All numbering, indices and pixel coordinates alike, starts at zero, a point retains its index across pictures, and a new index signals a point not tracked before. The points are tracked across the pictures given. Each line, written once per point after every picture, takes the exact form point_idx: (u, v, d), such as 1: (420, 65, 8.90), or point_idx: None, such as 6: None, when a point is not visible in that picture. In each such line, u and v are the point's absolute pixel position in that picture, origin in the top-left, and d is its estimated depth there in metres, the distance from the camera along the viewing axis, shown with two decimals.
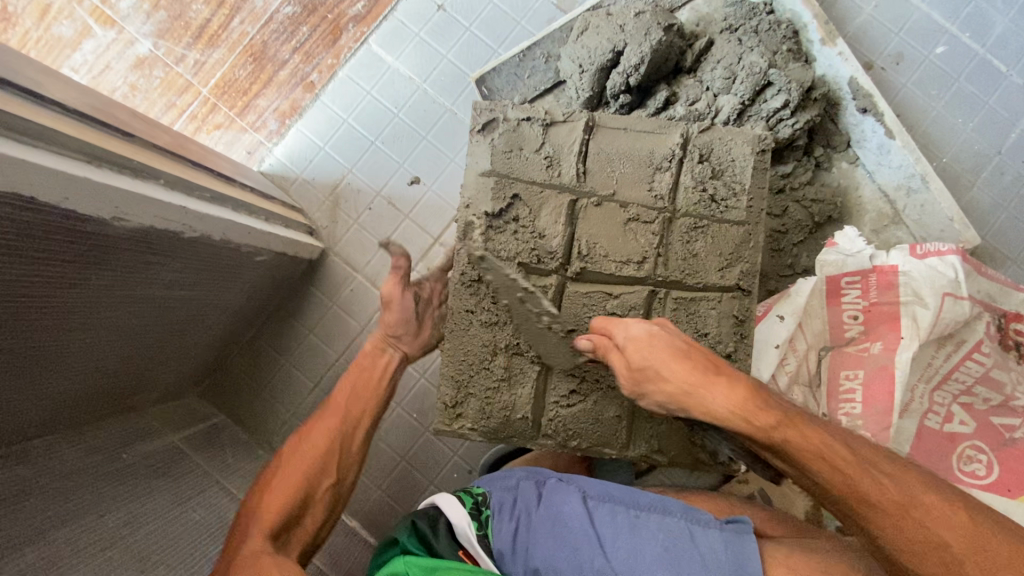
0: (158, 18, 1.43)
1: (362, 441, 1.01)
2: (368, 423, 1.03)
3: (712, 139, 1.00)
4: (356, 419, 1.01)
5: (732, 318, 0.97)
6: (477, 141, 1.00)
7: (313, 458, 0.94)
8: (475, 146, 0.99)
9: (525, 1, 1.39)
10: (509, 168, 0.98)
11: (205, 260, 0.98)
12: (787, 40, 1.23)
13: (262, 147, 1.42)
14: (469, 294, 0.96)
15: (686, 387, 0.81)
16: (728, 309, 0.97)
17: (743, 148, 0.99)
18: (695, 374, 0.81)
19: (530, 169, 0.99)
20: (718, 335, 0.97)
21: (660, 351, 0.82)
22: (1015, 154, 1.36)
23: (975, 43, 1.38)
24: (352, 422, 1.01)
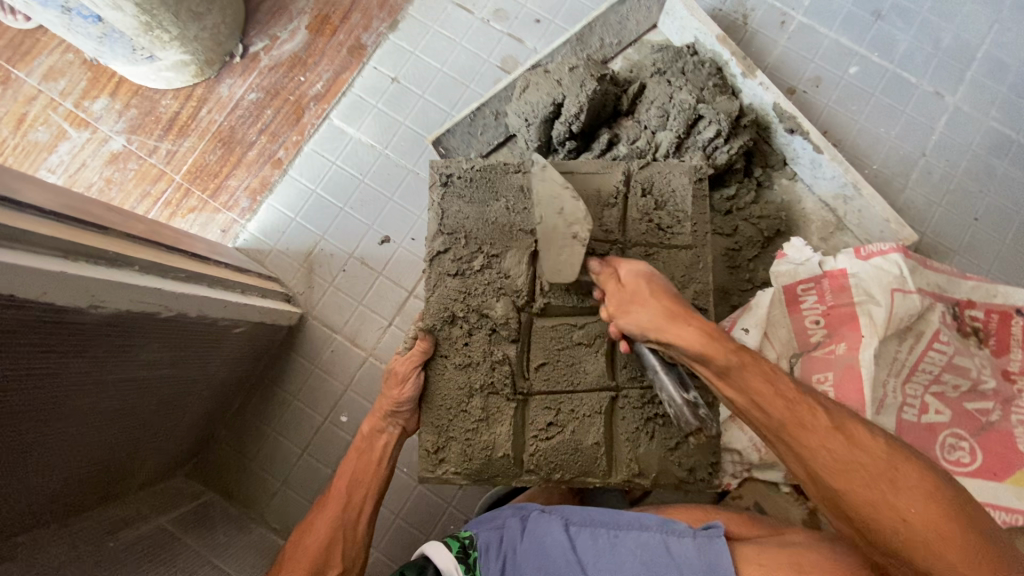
0: (129, 115, 1.52)
1: (368, 525, 1.03)
2: (371, 504, 1.04)
3: (652, 174, 1.07)
4: (358, 506, 1.03)
5: None
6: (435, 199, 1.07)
7: (316, 554, 0.96)
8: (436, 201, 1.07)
9: (472, 66, 1.51)
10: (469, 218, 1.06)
11: (182, 338, 1.01)
12: (712, 77, 1.35)
13: (236, 225, 1.48)
14: (444, 340, 1.02)
15: (659, 309, 0.88)
16: None
17: (681, 178, 1.07)
18: (669, 310, 0.88)
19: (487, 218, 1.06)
20: None
21: (637, 285, 0.92)
22: (937, 155, 1.48)
23: (884, 60, 1.52)
24: (354, 509, 1.03)
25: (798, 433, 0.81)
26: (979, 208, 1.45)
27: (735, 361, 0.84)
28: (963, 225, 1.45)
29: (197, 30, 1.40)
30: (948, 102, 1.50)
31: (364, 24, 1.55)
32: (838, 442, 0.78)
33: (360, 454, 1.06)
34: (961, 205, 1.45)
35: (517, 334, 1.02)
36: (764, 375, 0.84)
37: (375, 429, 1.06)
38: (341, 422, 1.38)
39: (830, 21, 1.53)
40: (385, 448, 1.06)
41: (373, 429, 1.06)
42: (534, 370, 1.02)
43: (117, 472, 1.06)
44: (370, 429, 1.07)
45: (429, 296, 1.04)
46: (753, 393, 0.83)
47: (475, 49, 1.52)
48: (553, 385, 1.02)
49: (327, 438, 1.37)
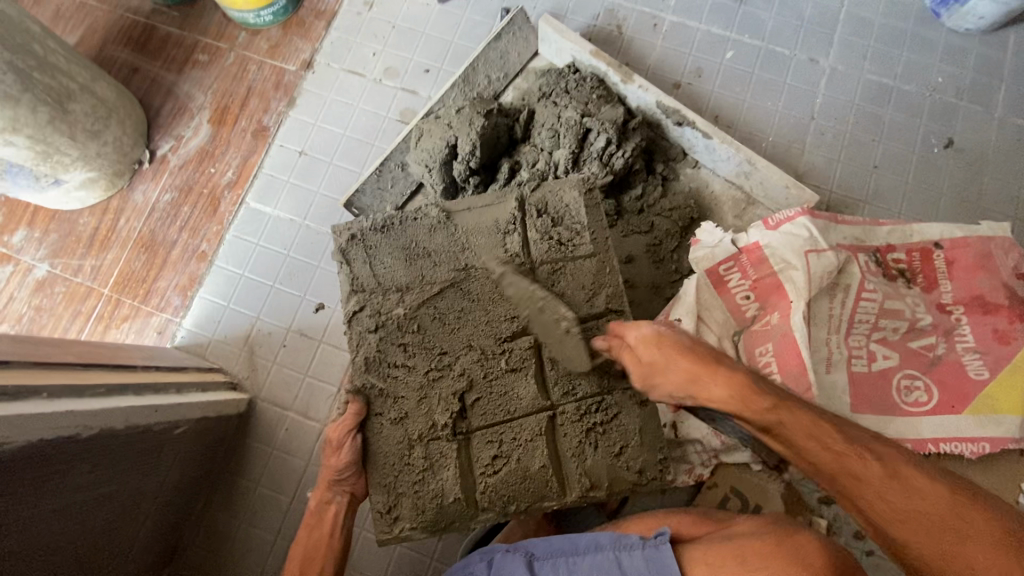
0: (50, 240, 1.54)
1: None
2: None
3: (544, 194, 1.10)
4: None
5: None
6: (342, 261, 1.09)
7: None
8: (343, 264, 1.09)
9: (372, 125, 1.56)
10: (378, 274, 1.08)
11: (115, 452, 1.01)
12: (594, 89, 1.40)
13: (172, 324, 1.48)
14: (375, 397, 1.03)
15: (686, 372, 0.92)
16: (609, 333, 1.04)
17: (572, 193, 1.10)
18: (694, 366, 0.92)
19: (396, 270, 1.08)
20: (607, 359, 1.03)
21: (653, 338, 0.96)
22: (826, 116, 1.55)
23: (756, 40, 1.60)
24: None
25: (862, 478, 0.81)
26: (877, 156, 1.52)
27: (771, 419, 0.87)
28: (866, 175, 1.51)
29: (98, 147, 1.44)
30: (824, 66, 1.58)
31: (263, 107, 1.60)
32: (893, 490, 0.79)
33: (311, 529, 1.08)
34: (859, 157, 1.52)
35: (446, 375, 1.03)
36: (808, 431, 0.86)
37: (322, 502, 1.06)
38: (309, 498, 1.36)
39: (698, 15, 1.62)
40: (335, 519, 1.07)
41: (321, 501, 1.07)
42: (468, 407, 1.03)
43: None
44: (318, 503, 1.07)
45: (353, 357, 1.05)
46: (802, 450, 0.86)
47: (373, 108, 1.57)
48: (492, 417, 1.02)
49: (298, 519, 1.35)
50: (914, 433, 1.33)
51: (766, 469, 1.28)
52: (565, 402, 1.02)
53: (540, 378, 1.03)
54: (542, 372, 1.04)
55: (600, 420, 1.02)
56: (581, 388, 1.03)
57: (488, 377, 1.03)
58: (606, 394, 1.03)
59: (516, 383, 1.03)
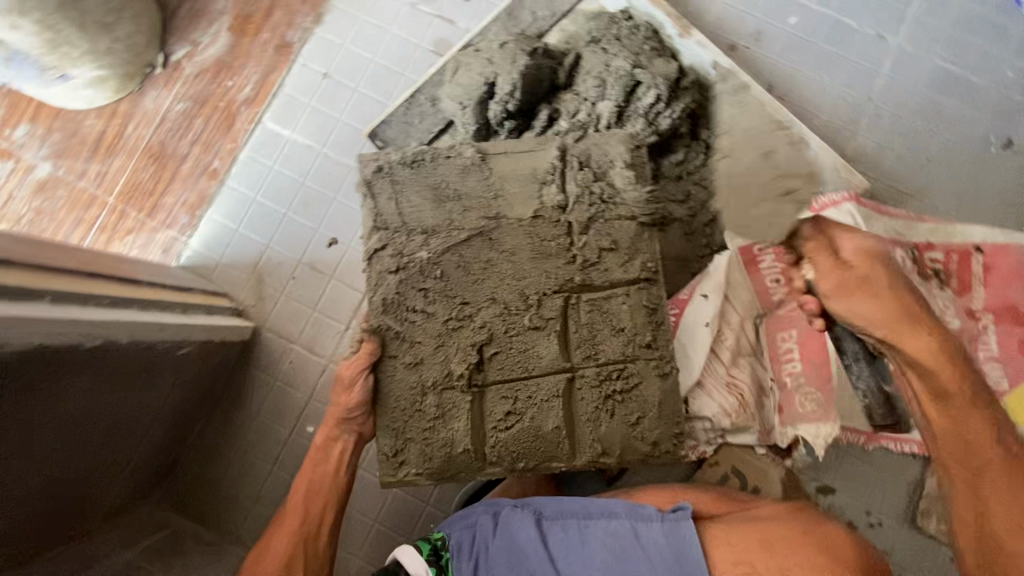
0: (53, 139, 1.45)
1: (329, 540, 1.05)
2: (332, 514, 1.06)
3: (588, 146, 1.03)
4: (317, 518, 1.05)
5: (644, 309, 1.00)
6: (367, 193, 1.03)
7: (275, 569, 1.00)
8: (368, 197, 1.02)
9: (403, 52, 1.45)
10: (404, 212, 1.02)
11: (117, 364, 0.97)
12: (648, 40, 1.30)
13: (177, 242, 1.42)
14: (391, 339, 1.00)
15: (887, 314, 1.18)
16: (639, 301, 1.00)
17: (618, 148, 1.03)
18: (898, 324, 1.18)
19: (424, 209, 1.02)
20: (634, 327, 0.99)
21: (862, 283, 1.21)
22: (885, 99, 1.46)
23: (824, 7, 1.49)
24: (313, 521, 1.04)
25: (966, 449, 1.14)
26: (930, 149, 1.44)
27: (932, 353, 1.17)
28: (916, 167, 1.43)
29: (109, 42, 1.33)
30: (891, 44, 1.48)
31: (288, 20, 1.48)
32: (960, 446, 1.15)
33: (317, 464, 1.07)
34: (912, 147, 1.44)
35: (468, 325, 1.00)
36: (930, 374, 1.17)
37: (329, 438, 1.05)
38: (308, 432, 1.35)
39: None
40: (341, 456, 1.06)
41: (328, 438, 1.06)
42: (486, 360, 1.00)
43: (71, 508, 1.02)
44: (325, 439, 1.06)
45: (371, 297, 1.01)
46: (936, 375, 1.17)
47: (406, 35, 1.46)
48: (509, 372, 1.00)
49: (295, 451, 1.34)
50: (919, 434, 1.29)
51: (769, 453, 1.27)
52: (586, 365, 0.99)
53: (563, 338, 1.00)
54: (566, 332, 1.00)
55: (620, 388, 0.99)
56: (605, 354, 0.99)
57: (510, 332, 1.00)
58: (629, 362, 0.99)
59: (537, 341, 0.99)
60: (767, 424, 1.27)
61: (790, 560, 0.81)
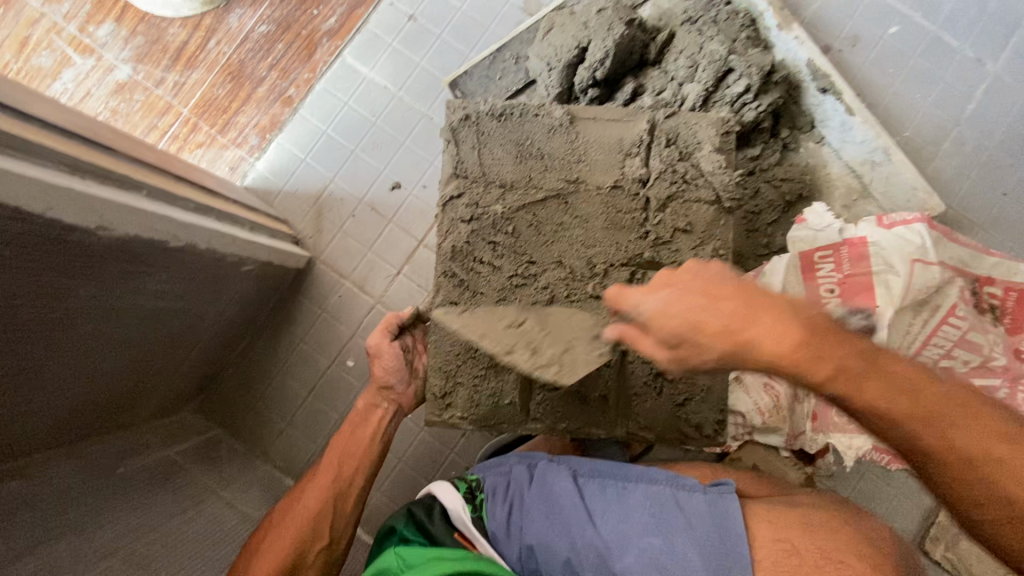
0: (135, 43, 1.46)
1: (357, 501, 1.04)
2: (362, 480, 1.06)
3: (677, 124, 1.03)
4: (348, 479, 1.04)
5: None
6: (450, 138, 1.03)
7: (305, 521, 0.98)
8: (451, 144, 1.03)
9: (493, 6, 1.44)
10: (485, 163, 1.03)
11: (190, 268, 1.00)
12: (745, 28, 1.28)
13: (244, 163, 1.45)
14: (454, 285, 1.01)
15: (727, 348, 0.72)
16: None
17: (708, 130, 1.02)
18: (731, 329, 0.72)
19: (505, 163, 1.02)
20: None
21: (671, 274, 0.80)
22: (972, 125, 1.42)
23: (926, 21, 1.44)
24: (345, 480, 1.04)
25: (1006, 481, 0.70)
26: (1009, 183, 1.41)
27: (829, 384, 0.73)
28: (991, 200, 1.40)
29: None
30: (989, 70, 1.43)
31: None
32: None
33: (354, 429, 1.10)
34: (991, 179, 1.41)
35: (532, 283, 1.01)
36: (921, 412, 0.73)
37: (370, 404, 1.10)
38: (347, 366, 1.38)
39: None
40: (380, 423, 1.09)
41: (369, 403, 1.10)
42: None
43: (125, 399, 1.06)
44: (366, 404, 1.11)
45: (441, 242, 1.02)
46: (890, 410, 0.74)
47: None
48: None
49: (332, 382, 1.38)
50: None
51: (793, 457, 1.27)
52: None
53: None
54: None
55: None
56: None
57: (573, 297, 1.01)
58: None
59: None
60: (797, 428, 1.26)
61: (821, 535, 0.81)
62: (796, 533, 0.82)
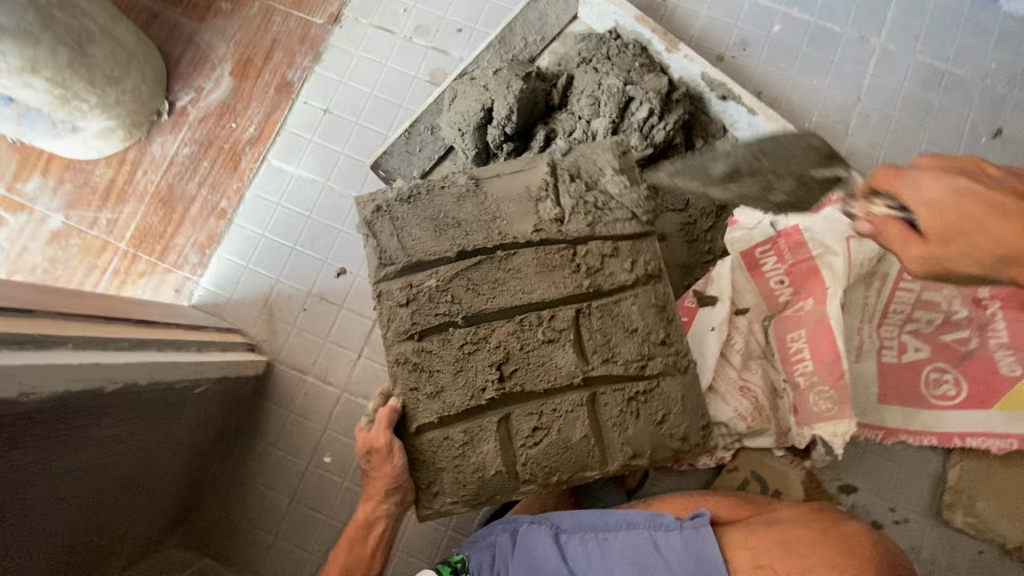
0: (65, 190, 1.49)
1: None
2: None
3: (576, 159, 1.06)
4: None
5: (654, 306, 1.02)
6: (365, 236, 1.01)
7: None
8: (369, 236, 1.01)
9: (401, 85, 1.50)
10: (402, 249, 1.00)
11: (138, 410, 0.99)
12: (636, 57, 1.35)
13: (189, 282, 1.45)
14: (409, 374, 1.00)
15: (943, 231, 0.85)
16: (647, 300, 1.02)
17: (606, 156, 1.06)
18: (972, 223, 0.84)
19: (424, 242, 1.01)
20: (647, 326, 1.02)
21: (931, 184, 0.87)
22: (872, 98, 1.49)
23: (805, 14, 1.53)
24: None
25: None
26: (922, 143, 1.47)
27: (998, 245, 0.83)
28: (909, 162, 1.46)
29: (117, 94, 1.37)
30: (873, 45, 1.52)
31: (287, 61, 1.53)
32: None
33: (353, 540, 1.12)
34: (904, 143, 1.47)
35: (485, 346, 1.01)
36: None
37: (369, 519, 1.10)
38: (325, 463, 1.35)
39: None
40: (381, 534, 1.12)
41: (368, 517, 1.10)
42: (504, 380, 1.01)
43: (97, 557, 1.01)
44: (366, 517, 1.11)
45: (386, 334, 1.01)
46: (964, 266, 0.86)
47: (402, 68, 1.51)
48: (530, 389, 1.02)
49: (314, 482, 1.34)
50: (939, 426, 1.30)
51: (788, 454, 1.27)
52: (606, 369, 1.01)
53: (578, 347, 1.02)
54: (580, 343, 1.02)
55: (641, 389, 1.02)
56: (622, 356, 1.02)
57: (529, 347, 1.01)
58: (648, 361, 1.02)
59: (554, 353, 1.01)
60: (783, 425, 1.26)
61: (798, 552, 0.84)
62: (769, 547, 0.86)
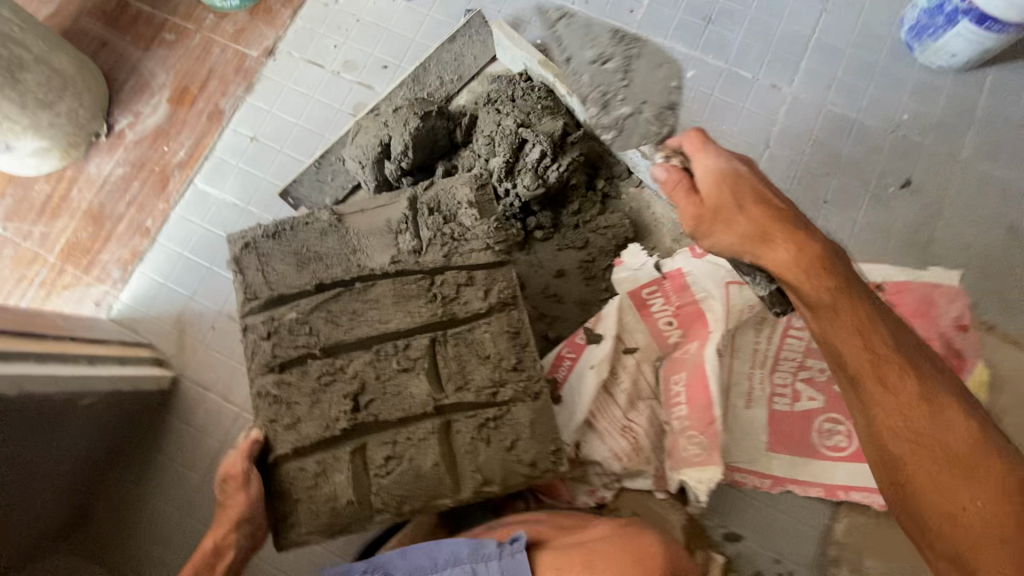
0: (4, 204, 1.58)
1: None
2: None
3: (437, 193, 1.12)
4: None
5: (507, 334, 1.04)
6: (234, 270, 1.08)
7: None
8: (237, 273, 1.08)
9: (325, 116, 1.57)
10: (267, 282, 1.07)
11: (8, 418, 1.05)
12: (540, 99, 1.40)
13: (110, 295, 1.51)
14: (266, 405, 1.02)
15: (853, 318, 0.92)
16: (500, 327, 1.05)
17: (464, 190, 1.12)
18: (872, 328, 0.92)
19: (287, 275, 1.08)
20: (498, 353, 1.03)
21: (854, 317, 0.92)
22: (782, 144, 1.51)
23: (720, 61, 1.57)
24: None
25: (971, 465, 0.82)
26: (828, 190, 1.48)
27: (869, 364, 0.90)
28: (815, 209, 1.47)
29: (51, 117, 1.46)
30: (786, 93, 1.55)
31: (221, 91, 1.62)
32: (922, 413, 0.86)
33: (203, 572, 1.01)
34: (811, 190, 1.48)
35: (341, 375, 1.03)
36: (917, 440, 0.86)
37: (222, 543, 1.00)
38: (219, 479, 1.38)
39: (663, 30, 1.60)
40: (234, 560, 1.02)
41: (219, 543, 1.01)
42: (358, 407, 1.02)
43: None
44: (216, 543, 1.01)
45: (249, 366, 1.05)
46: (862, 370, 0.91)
47: (327, 100, 1.58)
48: (383, 416, 1.01)
49: (207, 498, 1.37)
50: (828, 477, 1.29)
51: (670, 498, 1.27)
52: (458, 397, 1.02)
53: (432, 375, 1.03)
54: (434, 370, 1.03)
55: (493, 415, 1.02)
56: (475, 382, 1.03)
57: (383, 375, 1.03)
58: (500, 387, 1.03)
59: (408, 382, 1.03)
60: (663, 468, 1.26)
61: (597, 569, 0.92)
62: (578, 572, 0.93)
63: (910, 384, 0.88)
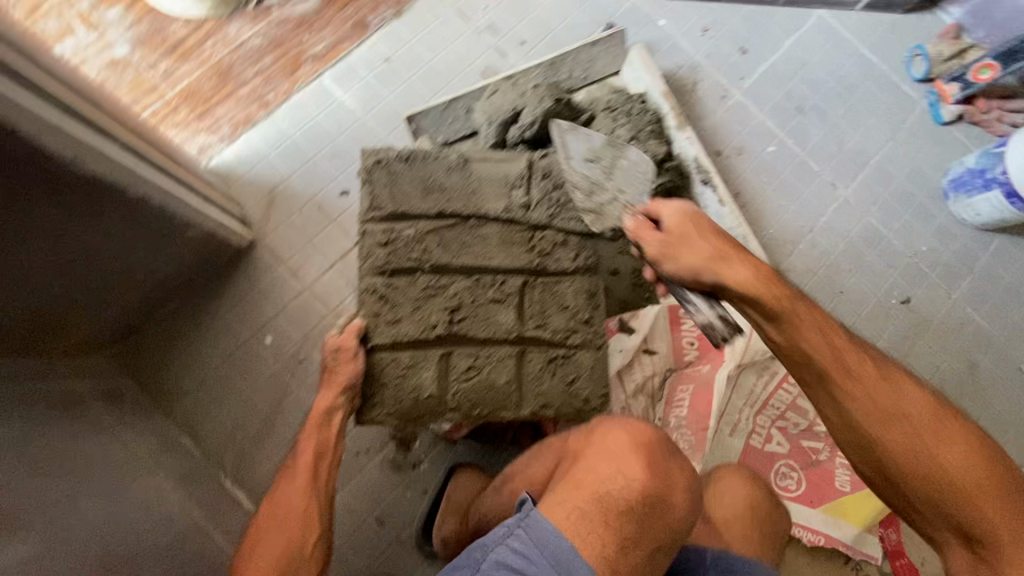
0: (139, 29, 1.66)
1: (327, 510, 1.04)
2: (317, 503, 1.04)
3: (551, 162, 1.30)
4: (324, 484, 1.08)
5: (586, 293, 1.24)
6: (364, 183, 1.22)
7: (295, 523, 1.00)
8: (366, 183, 1.22)
9: (458, 65, 1.72)
10: (391, 197, 1.22)
11: (145, 223, 1.17)
12: (651, 123, 1.59)
13: (213, 147, 1.61)
14: (374, 301, 1.18)
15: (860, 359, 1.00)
16: (583, 285, 1.25)
17: (574, 166, 1.31)
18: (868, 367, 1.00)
19: (410, 197, 1.23)
20: (576, 305, 1.23)
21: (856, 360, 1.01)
22: (823, 234, 1.76)
23: (798, 148, 1.81)
24: (321, 482, 1.07)
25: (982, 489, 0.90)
26: (845, 284, 1.74)
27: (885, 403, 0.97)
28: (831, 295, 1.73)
29: None
30: (841, 194, 1.80)
31: (372, 7, 1.74)
32: (963, 446, 0.93)
33: (318, 428, 1.12)
34: (832, 279, 1.74)
35: (443, 290, 1.20)
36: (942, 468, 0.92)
37: (331, 406, 1.12)
38: (265, 342, 1.51)
39: (762, 104, 1.83)
40: (342, 423, 1.13)
41: (329, 406, 1.12)
42: (454, 319, 1.19)
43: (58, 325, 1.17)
44: (326, 407, 1.12)
45: (362, 267, 1.20)
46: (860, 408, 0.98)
47: (463, 52, 1.73)
48: (471, 332, 1.19)
49: (249, 354, 1.51)
50: None
51: None
52: (537, 332, 1.21)
53: (518, 310, 1.21)
54: (521, 308, 1.21)
55: (562, 352, 1.21)
56: (552, 325, 1.22)
57: (477, 300, 1.20)
58: (572, 333, 1.22)
59: (498, 311, 1.20)
60: None
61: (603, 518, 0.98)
62: (588, 527, 0.96)
63: (941, 420, 0.95)
